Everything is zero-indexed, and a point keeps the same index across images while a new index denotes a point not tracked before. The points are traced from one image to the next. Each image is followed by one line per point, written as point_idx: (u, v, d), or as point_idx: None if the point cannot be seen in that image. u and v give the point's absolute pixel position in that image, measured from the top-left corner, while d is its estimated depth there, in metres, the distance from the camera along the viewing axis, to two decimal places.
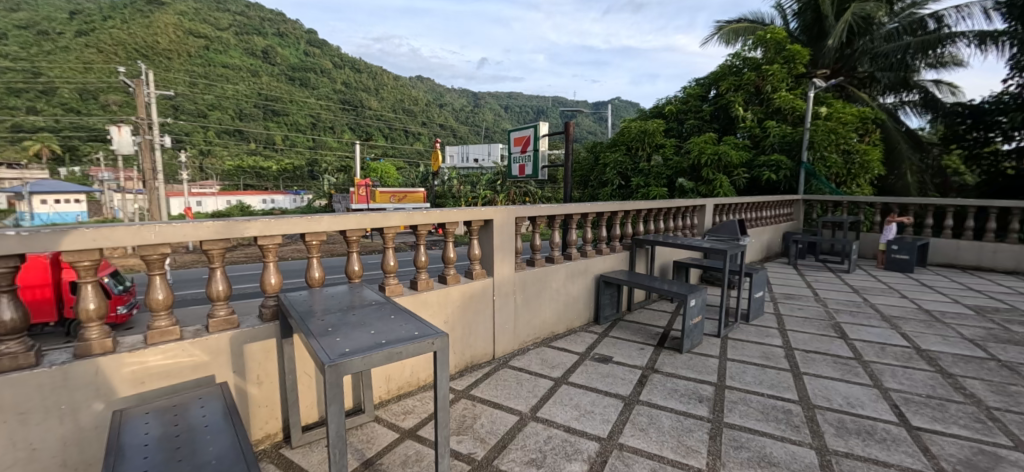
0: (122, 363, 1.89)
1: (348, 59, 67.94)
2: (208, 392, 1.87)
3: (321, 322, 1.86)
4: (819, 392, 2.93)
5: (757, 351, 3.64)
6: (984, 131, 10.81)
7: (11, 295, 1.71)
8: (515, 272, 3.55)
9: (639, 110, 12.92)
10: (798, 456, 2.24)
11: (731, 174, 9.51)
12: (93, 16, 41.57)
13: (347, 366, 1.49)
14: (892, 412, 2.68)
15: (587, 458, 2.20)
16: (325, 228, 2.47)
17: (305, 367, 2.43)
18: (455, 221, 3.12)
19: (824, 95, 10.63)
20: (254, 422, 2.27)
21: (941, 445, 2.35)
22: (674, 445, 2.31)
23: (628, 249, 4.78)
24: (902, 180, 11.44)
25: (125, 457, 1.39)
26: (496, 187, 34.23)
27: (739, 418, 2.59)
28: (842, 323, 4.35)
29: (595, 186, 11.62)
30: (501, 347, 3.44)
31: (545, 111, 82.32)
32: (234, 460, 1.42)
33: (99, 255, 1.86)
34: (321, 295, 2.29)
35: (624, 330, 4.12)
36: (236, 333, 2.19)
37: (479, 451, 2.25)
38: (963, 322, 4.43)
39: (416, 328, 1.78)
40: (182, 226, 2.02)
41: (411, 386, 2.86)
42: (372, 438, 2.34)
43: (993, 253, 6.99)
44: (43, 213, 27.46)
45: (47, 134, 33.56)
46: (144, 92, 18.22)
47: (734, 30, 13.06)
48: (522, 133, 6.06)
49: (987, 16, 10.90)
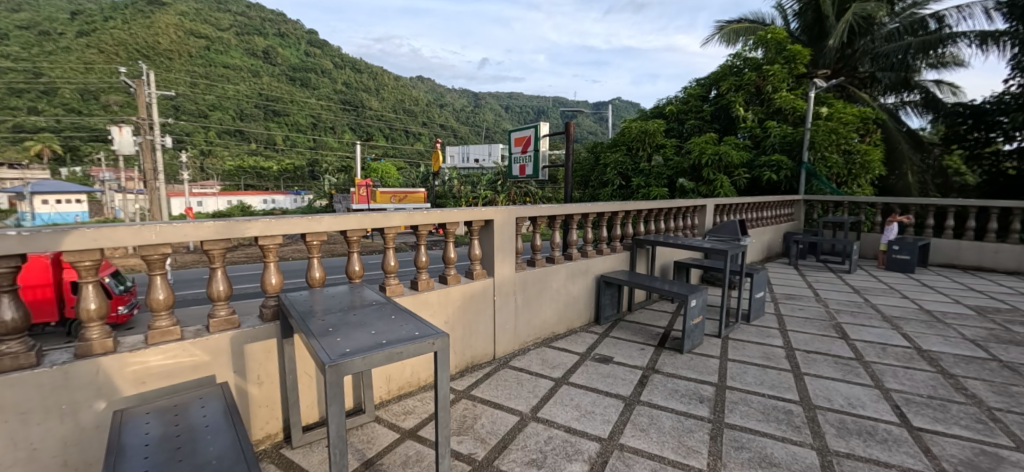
0: (123, 363, 1.89)
1: (349, 59, 68.02)
2: (209, 392, 1.87)
3: (321, 322, 1.86)
4: (820, 392, 2.92)
5: (758, 351, 3.64)
6: (985, 131, 10.83)
7: (12, 295, 1.71)
8: (516, 272, 3.55)
9: (640, 111, 12.91)
10: (800, 456, 2.23)
11: (732, 174, 9.50)
12: (94, 16, 41.61)
13: (348, 366, 1.49)
14: (894, 412, 2.67)
15: (587, 459, 2.20)
16: (326, 228, 2.47)
17: (306, 367, 2.42)
18: (456, 221, 3.11)
19: (824, 95, 10.62)
20: (254, 422, 2.27)
21: (942, 445, 2.34)
22: (674, 446, 2.31)
23: (628, 249, 4.78)
24: (903, 180, 11.43)
25: (125, 457, 1.39)
26: (497, 187, 34.23)
27: (739, 419, 2.58)
28: (843, 324, 4.35)
29: (595, 186, 11.62)
30: (501, 348, 3.44)
31: (545, 112, 82.34)
32: (235, 460, 1.42)
33: (100, 255, 1.87)
34: (321, 295, 2.29)
35: (624, 330, 4.12)
36: (236, 333, 2.19)
37: (479, 451, 2.25)
38: (964, 322, 4.43)
39: (416, 328, 1.78)
40: (182, 226, 2.02)
41: (412, 386, 2.86)
42: (373, 439, 2.34)
43: (994, 253, 6.98)
44: (44, 213, 27.47)
45: (48, 134, 33.60)
46: (144, 92, 18.23)
47: (734, 30, 13.06)
48: (522, 134, 6.06)
49: (988, 17, 10.89)
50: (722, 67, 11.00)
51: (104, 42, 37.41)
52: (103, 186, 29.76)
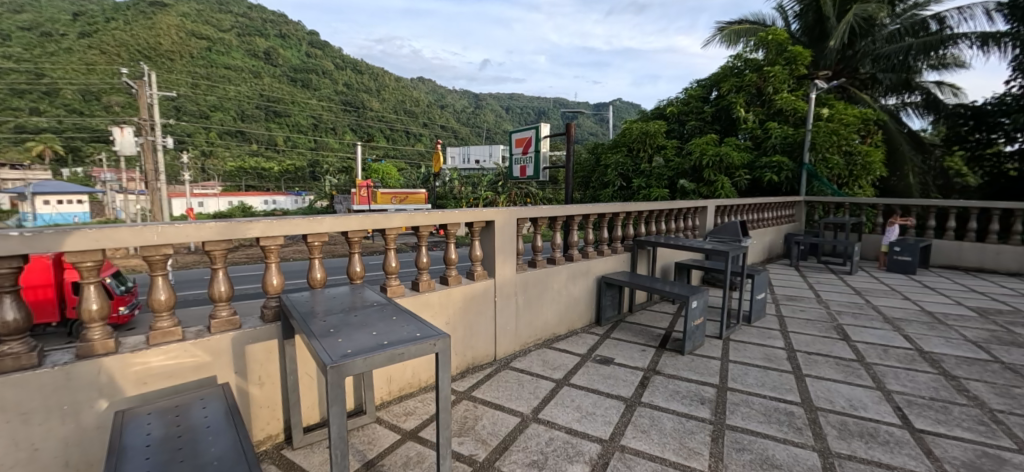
0: (125, 363, 1.89)
1: (350, 60, 68.14)
2: (210, 392, 1.87)
3: (322, 322, 1.87)
4: (822, 394, 2.92)
5: (760, 353, 3.63)
6: (986, 132, 10.87)
7: (14, 295, 1.71)
8: (516, 273, 3.55)
9: (641, 112, 12.91)
10: (801, 458, 2.22)
11: (733, 175, 9.49)
12: (96, 18, 41.74)
13: (349, 367, 1.49)
14: (896, 414, 2.66)
15: (588, 460, 2.19)
16: (328, 229, 2.48)
17: (306, 368, 2.42)
18: (456, 222, 3.11)
19: (825, 96, 10.61)
20: (255, 423, 2.27)
21: (945, 447, 2.34)
22: (675, 447, 2.30)
23: (629, 250, 4.77)
24: (904, 181, 11.45)
25: (127, 458, 1.39)
26: (498, 189, 34.23)
27: (741, 420, 2.58)
28: (844, 325, 4.34)
29: (596, 187, 11.61)
30: (502, 348, 3.44)
31: (546, 113, 82.39)
32: (236, 460, 1.42)
33: (102, 256, 1.87)
34: (322, 295, 2.29)
35: (625, 331, 4.11)
36: (237, 334, 2.19)
37: (480, 453, 2.25)
38: (966, 324, 4.42)
39: (417, 329, 1.78)
40: (183, 227, 2.02)
41: (412, 387, 2.85)
42: (373, 440, 2.34)
43: (995, 254, 6.98)
44: (45, 214, 27.46)
45: (50, 135, 33.62)
46: (146, 93, 18.24)
47: (735, 31, 13.06)
48: (523, 134, 6.08)
49: (989, 18, 10.86)
50: (723, 68, 11.01)
51: (106, 43, 37.48)
52: (105, 186, 29.78)
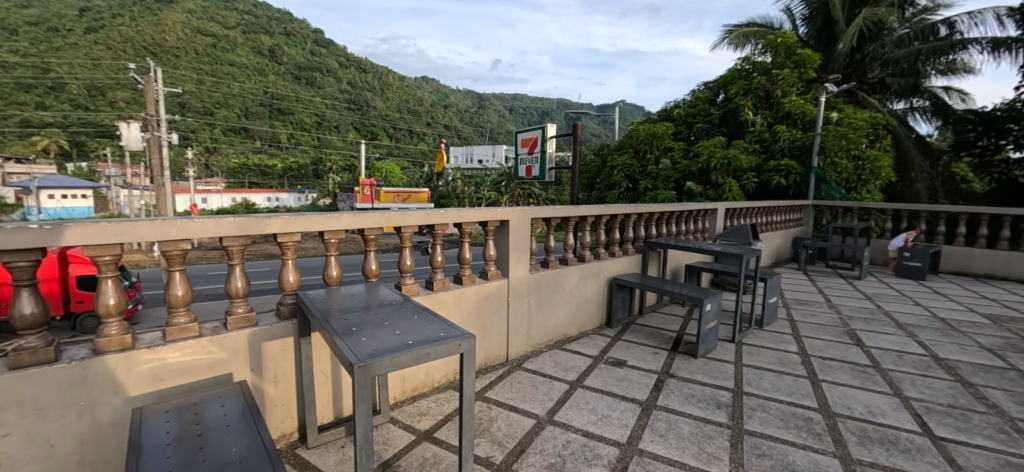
0: (140, 359, 1.87)
1: (355, 60, 68.34)
2: (228, 390, 1.84)
3: (342, 321, 1.83)
4: (839, 400, 2.88)
5: (773, 357, 3.59)
6: (994, 138, 11.09)
7: (31, 289, 1.70)
8: (529, 273, 3.51)
9: (648, 115, 12.86)
10: (822, 465, 2.19)
11: (740, 178, 9.47)
12: (102, 14, 42.04)
13: (375, 367, 1.45)
14: (915, 421, 2.63)
15: (607, 463, 2.16)
16: (344, 227, 2.43)
17: (323, 366, 2.40)
18: (471, 221, 3.06)
19: (834, 99, 10.55)
20: (271, 421, 2.25)
21: (967, 456, 2.30)
22: (694, 452, 2.27)
23: (641, 252, 4.72)
24: (911, 187, 11.26)
25: (147, 456, 1.37)
26: (501, 189, 34.59)
27: (759, 425, 2.55)
28: (857, 331, 4.30)
29: (602, 188, 11.55)
30: (514, 349, 3.41)
31: (549, 116, 82.39)
32: (259, 459, 1.39)
33: (120, 251, 1.84)
34: (339, 294, 2.25)
35: (636, 333, 4.08)
36: (254, 331, 2.17)
37: (496, 455, 2.22)
38: (979, 331, 4.38)
39: (440, 329, 1.74)
40: (202, 222, 2.00)
41: (426, 387, 2.83)
42: (388, 440, 2.31)
43: (1007, 261, 6.92)
44: (50, 208, 27.87)
45: (56, 129, 33.98)
46: (151, 88, 17.97)
47: (745, 33, 12.98)
48: (530, 134, 6.03)
49: (999, 23, 10.83)
50: (731, 71, 10.88)
51: (110, 39, 37.49)
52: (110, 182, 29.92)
